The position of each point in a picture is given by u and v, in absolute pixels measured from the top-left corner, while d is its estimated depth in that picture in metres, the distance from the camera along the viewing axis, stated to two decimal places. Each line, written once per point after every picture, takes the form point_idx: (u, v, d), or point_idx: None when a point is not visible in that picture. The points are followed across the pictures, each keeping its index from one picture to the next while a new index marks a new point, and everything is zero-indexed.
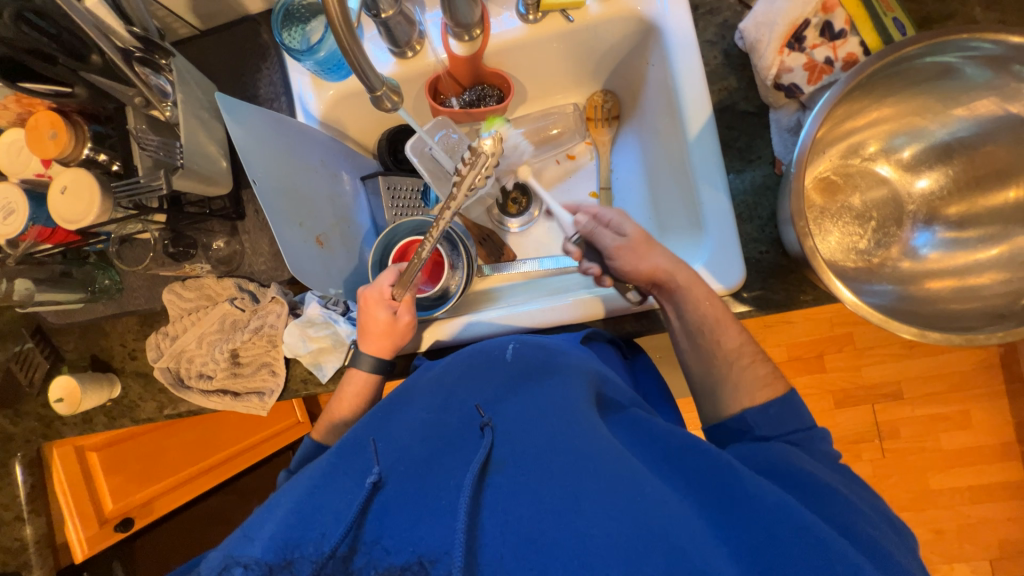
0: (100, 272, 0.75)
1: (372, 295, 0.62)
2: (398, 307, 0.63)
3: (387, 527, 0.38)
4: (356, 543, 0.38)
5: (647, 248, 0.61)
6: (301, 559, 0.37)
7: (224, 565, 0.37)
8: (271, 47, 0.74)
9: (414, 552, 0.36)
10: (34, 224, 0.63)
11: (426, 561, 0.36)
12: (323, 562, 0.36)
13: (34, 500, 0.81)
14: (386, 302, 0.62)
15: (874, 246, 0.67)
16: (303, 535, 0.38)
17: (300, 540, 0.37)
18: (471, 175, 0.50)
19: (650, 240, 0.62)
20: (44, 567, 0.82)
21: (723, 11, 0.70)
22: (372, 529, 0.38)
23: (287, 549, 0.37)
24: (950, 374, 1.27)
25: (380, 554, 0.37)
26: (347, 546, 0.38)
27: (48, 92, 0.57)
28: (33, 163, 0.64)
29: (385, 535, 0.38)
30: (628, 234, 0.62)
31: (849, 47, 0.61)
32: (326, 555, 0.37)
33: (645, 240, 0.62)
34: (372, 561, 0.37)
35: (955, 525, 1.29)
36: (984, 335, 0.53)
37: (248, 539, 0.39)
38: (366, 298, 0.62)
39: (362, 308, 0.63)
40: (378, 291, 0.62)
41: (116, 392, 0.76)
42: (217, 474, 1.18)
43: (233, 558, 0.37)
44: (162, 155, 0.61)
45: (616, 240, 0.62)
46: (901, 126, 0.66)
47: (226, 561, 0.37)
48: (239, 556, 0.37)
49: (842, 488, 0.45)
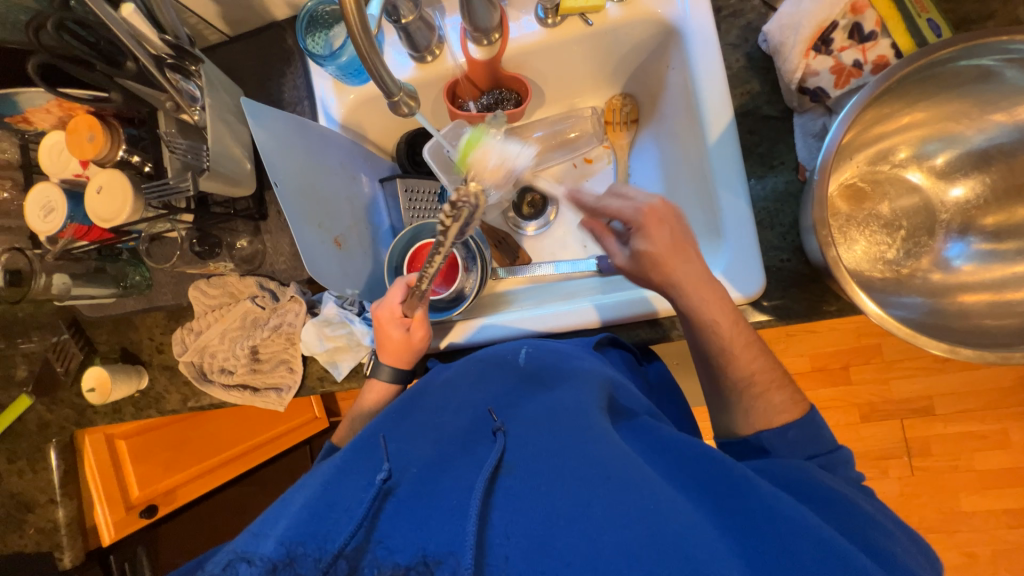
0: (132, 268, 0.78)
1: (384, 314, 0.63)
2: (411, 324, 0.63)
3: (395, 527, 0.38)
4: (365, 542, 0.37)
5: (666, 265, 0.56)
6: (304, 557, 0.36)
7: (228, 562, 0.36)
8: (296, 53, 0.76)
9: (419, 552, 0.36)
10: (72, 222, 0.66)
11: (431, 561, 0.35)
12: (330, 562, 0.35)
13: (67, 483, 0.86)
14: (398, 320, 0.63)
15: (903, 257, 0.64)
16: (310, 533, 0.37)
17: (306, 538, 0.37)
18: (454, 228, 0.48)
19: (662, 258, 0.55)
20: (72, 550, 0.87)
21: (746, 14, 0.68)
22: (381, 527, 0.38)
23: (292, 546, 0.36)
24: (985, 391, 1.21)
25: (386, 554, 0.36)
26: (355, 545, 0.37)
27: (86, 95, 0.61)
28: (72, 163, 0.67)
29: (392, 534, 0.38)
30: (636, 250, 0.57)
31: (879, 49, 0.59)
32: (332, 554, 0.36)
33: (655, 259, 0.56)
34: (376, 560, 0.36)
35: (989, 550, 1.23)
36: (1020, 353, 0.50)
37: (258, 537, 0.38)
38: (379, 318, 0.63)
39: (376, 327, 0.64)
40: (389, 310, 0.63)
41: (143, 383, 0.79)
42: (239, 464, 1.21)
43: (238, 555, 0.36)
44: (189, 157, 0.65)
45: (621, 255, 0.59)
46: (934, 131, 0.63)
47: (231, 557, 0.36)
48: (245, 552, 0.37)
49: (862, 504, 0.43)
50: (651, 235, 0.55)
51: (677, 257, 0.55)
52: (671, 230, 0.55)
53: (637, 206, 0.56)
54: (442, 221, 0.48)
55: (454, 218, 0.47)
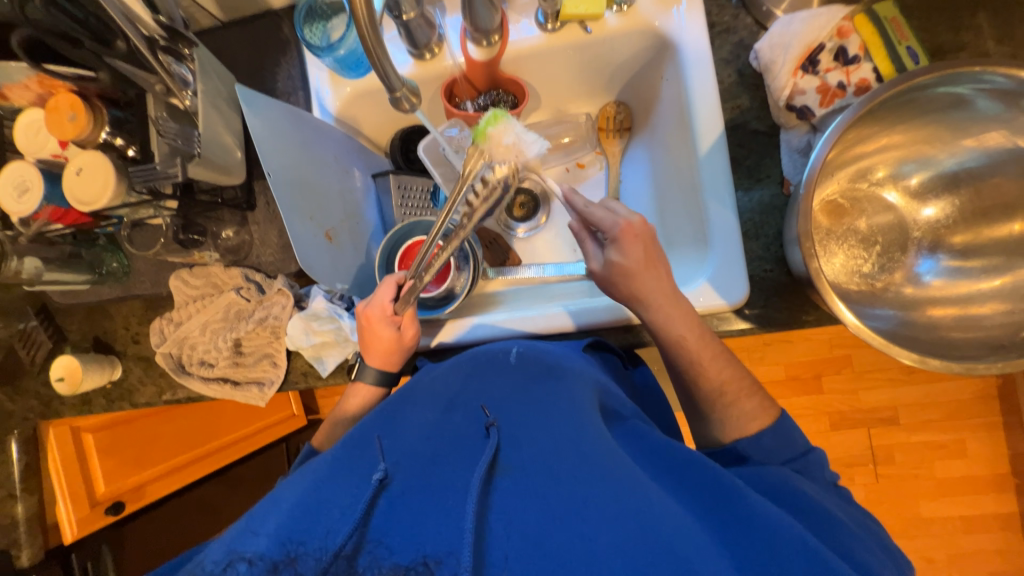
0: (108, 255, 0.76)
1: (374, 313, 0.62)
2: (402, 322, 0.63)
3: (392, 526, 0.38)
4: (362, 542, 0.37)
5: (644, 268, 0.58)
6: (305, 556, 0.35)
7: (228, 561, 0.34)
8: (292, 42, 0.75)
9: (417, 552, 0.36)
10: (47, 204, 0.63)
11: (431, 561, 0.35)
12: (330, 561, 0.35)
13: (27, 478, 0.81)
14: (388, 318, 0.62)
15: (878, 271, 0.67)
16: (308, 531, 0.37)
17: (305, 536, 0.36)
18: (482, 208, 0.49)
19: (632, 270, 0.58)
20: (32, 547, 0.82)
21: (739, 31, 0.71)
22: (378, 527, 0.38)
23: (291, 545, 0.36)
24: (947, 403, 1.27)
25: (384, 554, 0.36)
26: (353, 544, 0.37)
27: (71, 74, 0.58)
28: (50, 143, 0.64)
29: (388, 533, 0.37)
30: (610, 259, 0.60)
31: (862, 72, 0.62)
32: (332, 554, 0.36)
33: (625, 269, 0.59)
34: (375, 561, 0.36)
35: (946, 554, 1.29)
36: (984, 364, 0.53)
37: (251, 533, 0.37)
38: (370, 317, 0.62)
39: (365, 326, 0.63)
40: (380, 308, 0.62)
41: (116, 374, 0.76)
42: (212, 461, 1.16)
43: (237, 554, 0.35)
44: (179, 142, 0.61)
45: (597, 260, 0.62)
46: (910, 153, 0.67)
47: (229, 556, 0.35)
48: (243, 551, 0.35)
49: (835, 511, 0.45)
50: (625, 247, 0.59)
51: (647, 271, 0.58)
52: (644, 245, 0.59)
53: (616, 220, 0.60)
54: (471, 201, 0.49)
55: (484, 199, 0.49)
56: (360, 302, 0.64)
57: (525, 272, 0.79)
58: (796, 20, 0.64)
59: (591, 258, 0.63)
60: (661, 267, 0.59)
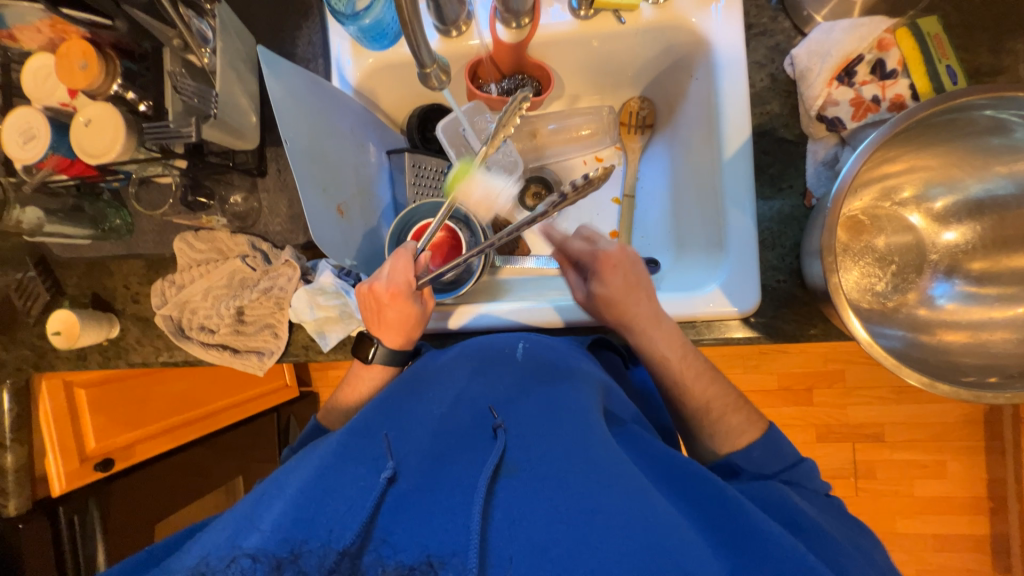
0: (112, 210, 0.73)
1: (400, 288, 0.59)
2: (422, 296, 0.63)
3: (397, 525, 0.37)
4: (367, 540, 0.36)
5: (629, 297, 0.60)
6: (309, 553, 0.34)
7: (231, 558, 0.33)
8: (314, 6, 0.72)
9: (422, 550, 0.35)
10: (54, 153, 0.62)
11: (435, 561, 0.34)
12: (336, 560, 0.34)
13: (19, 428, 0.82)
14: (413, 293, 0.61)
15: (891, 290, 0.68)
16: (312, 525, 0.36)
17: (309, 533, 0.35)
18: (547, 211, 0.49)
19: (615, 300, 0.60)
20: (18, 497, 0.82)
21: (776, 35, 0.69)
22: (384, 524, 0.37)
23: (294, 542, 0.34)
24: (934, 425, 1.28)
25: (388, 552, 0.35)
26: (359, 542, 0.36)
27: (88, 20, 0.55)
28: (59, 91, 0.62)
29: (394, 532, 0.36)
30: (592, 291, 0.61)
31: (898, 88, 0.61)
32: (337, 552, 0.34)
33: (607, 300, 0.60)
34: (379, 560, 0.35)
35: (917, 569, 1.32)
36: (992, 394, 0.53)
37: (252, 528, 0.36)
38: (395, 293, 0.59)
39: (386, 305, 0.60)
40: (406, 283, 0.59)
41: (114, 332, 0.75)
42: (200, 428, 1.12)
43: (239, 549, 0.34)
44: (196, 101, 0.59)
45: (581, 292, 0.64)
46: (939, 176, 0.66)
47: (232, 552, 0.34)
48: (245, 545, 0.34)
49: (831, 530, 0.45)
50: (606, 278, 0.60)
51: (630, 299, 0.59)
52: (624, 274, 0.61)
53: (594, 252, 0.62)
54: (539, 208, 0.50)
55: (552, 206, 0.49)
56: (374, 279, 0.60)
57: (529, 262, 0.80)
58: (837, 28, 0.63)
59: (575, 289, 0.65)
60: (644, 292, 0.60)
